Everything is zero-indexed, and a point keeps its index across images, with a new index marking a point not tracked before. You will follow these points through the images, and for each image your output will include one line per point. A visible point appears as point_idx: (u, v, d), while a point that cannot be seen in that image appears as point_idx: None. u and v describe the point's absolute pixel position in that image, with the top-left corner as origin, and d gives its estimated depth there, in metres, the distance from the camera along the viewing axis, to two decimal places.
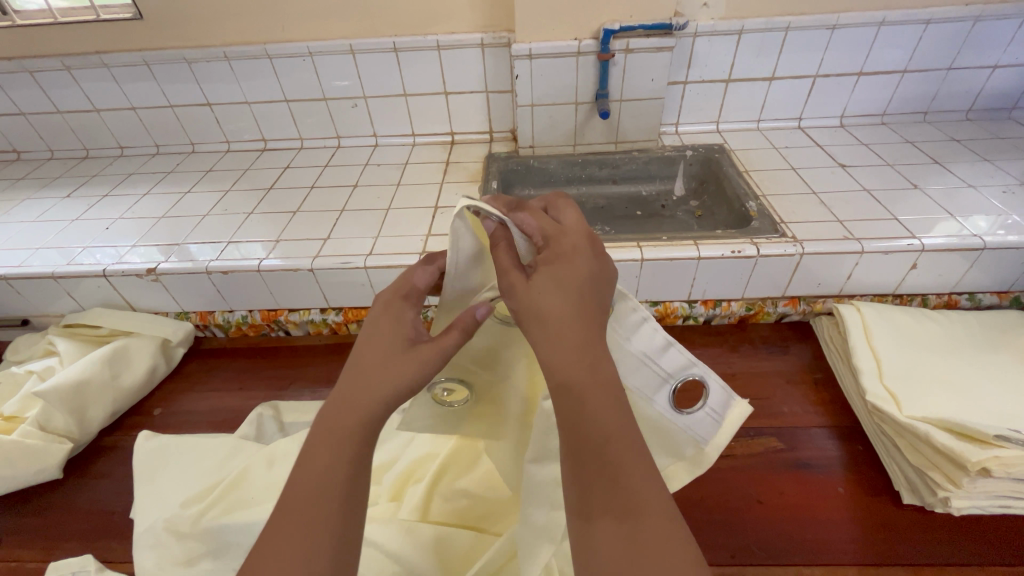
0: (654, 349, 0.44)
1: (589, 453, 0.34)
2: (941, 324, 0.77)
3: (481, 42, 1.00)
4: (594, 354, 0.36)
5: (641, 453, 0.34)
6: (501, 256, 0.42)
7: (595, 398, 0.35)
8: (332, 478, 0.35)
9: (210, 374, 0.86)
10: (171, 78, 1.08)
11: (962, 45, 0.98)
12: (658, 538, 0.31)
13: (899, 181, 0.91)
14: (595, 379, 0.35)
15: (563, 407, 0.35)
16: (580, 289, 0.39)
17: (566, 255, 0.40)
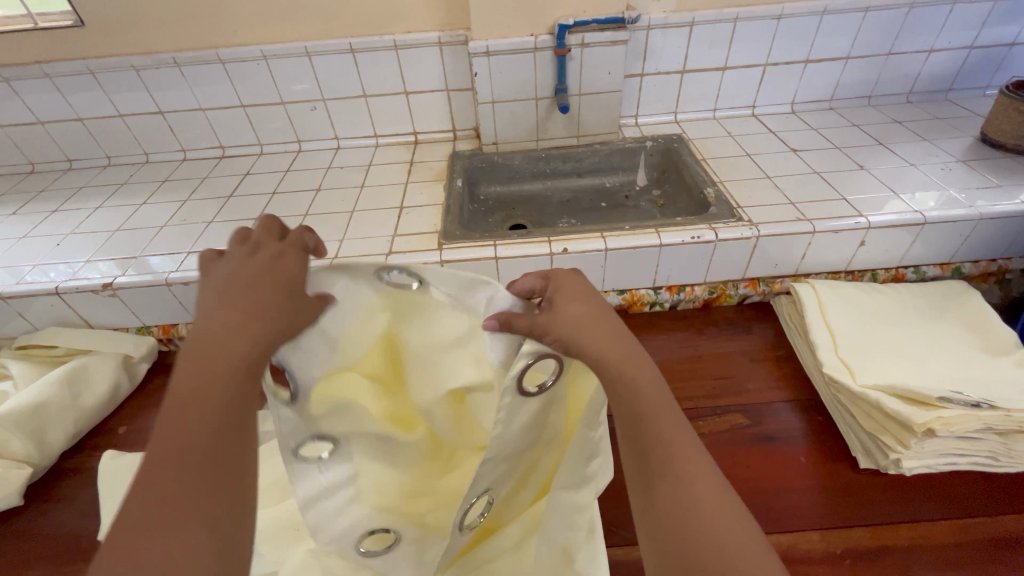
0: None
1: (645, 442, 0.37)
2: (890, 296, 0.81)
3: (439, 41, 1.00)
4: (625, 346, 0.41)
5: (682, 426, 0.38)
6: (517, 320, 0.41)
7: (645, 390, 0.39)
8: (195, 438, 0.32)
9: None
10: (120, 87, 1.04)
11: (899, 32, 1.03)
12: (714, 498, 0.34)
13: (847, 163, 0.95)
14: (632, 363, 0.40)
15: (613, 393, 0.39)
16: (594, 310, 0.43)
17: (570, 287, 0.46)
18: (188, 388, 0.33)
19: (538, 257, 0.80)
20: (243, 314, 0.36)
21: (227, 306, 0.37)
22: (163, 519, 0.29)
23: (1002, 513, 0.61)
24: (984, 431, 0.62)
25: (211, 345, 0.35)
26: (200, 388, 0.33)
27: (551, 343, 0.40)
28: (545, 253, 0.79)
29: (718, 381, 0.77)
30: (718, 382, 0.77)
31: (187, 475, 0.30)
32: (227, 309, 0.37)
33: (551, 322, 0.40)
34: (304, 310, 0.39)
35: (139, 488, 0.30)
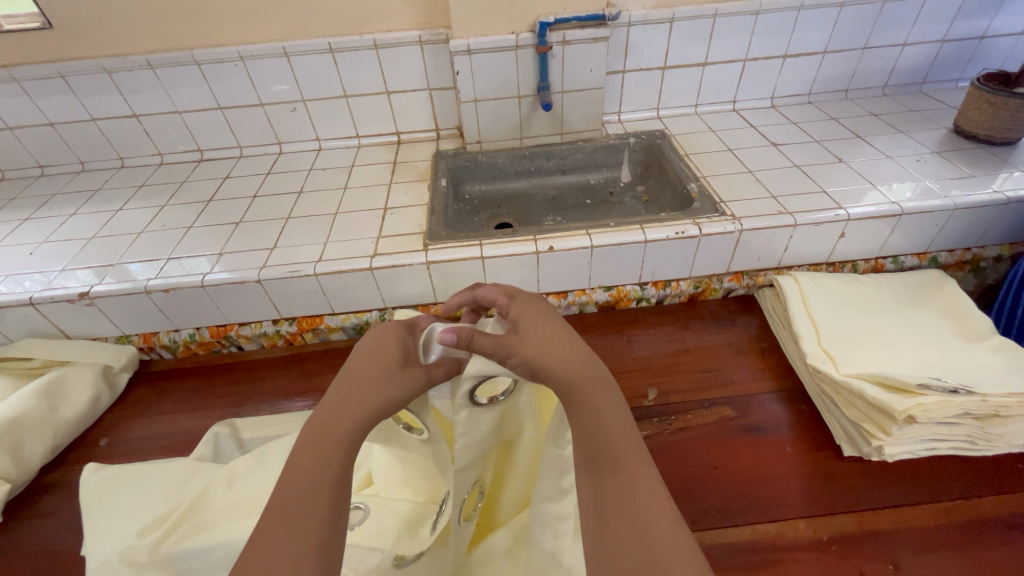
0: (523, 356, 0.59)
1: (605, 461, 0.39)
2: (869, 286, 0.83)
3: (419, 39, 0.99)
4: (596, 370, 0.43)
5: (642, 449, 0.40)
6: (482, 340, 0.44)
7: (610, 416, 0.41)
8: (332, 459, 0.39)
9: (159, 397, 0.83)
10: (92, 90, 1.02)
11: (874, 26, 1.05)
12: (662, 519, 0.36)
13: (826, 156, 0.96)
14: (600, 384, 0.42)
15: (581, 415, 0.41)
16: (553, 328, 0.47)
17: (529, 308, 0.50)
18: (330, 417, 0.41)
19: (524, 256, 0.80)
20: (385, 368, 0.45)
21: (372, 361, 0.46)
22: (295, 523, 0.35)
23: (980, 495, 0.62)
24: (961, 416, 0.63)
25: (357, 389, 0.43)
26: (340, 420, 0.41)
27: (517, 364, 0.44)
28: (531, 251, 0.79)
29: (705, 374, 0.78)
30: (705, 376, 0.78)
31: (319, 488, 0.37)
32: (373, 364, 0.46)
33: (514, 344, 0.44)
34: (436, 371, 0.47)
35: (284, 494, 0.36)
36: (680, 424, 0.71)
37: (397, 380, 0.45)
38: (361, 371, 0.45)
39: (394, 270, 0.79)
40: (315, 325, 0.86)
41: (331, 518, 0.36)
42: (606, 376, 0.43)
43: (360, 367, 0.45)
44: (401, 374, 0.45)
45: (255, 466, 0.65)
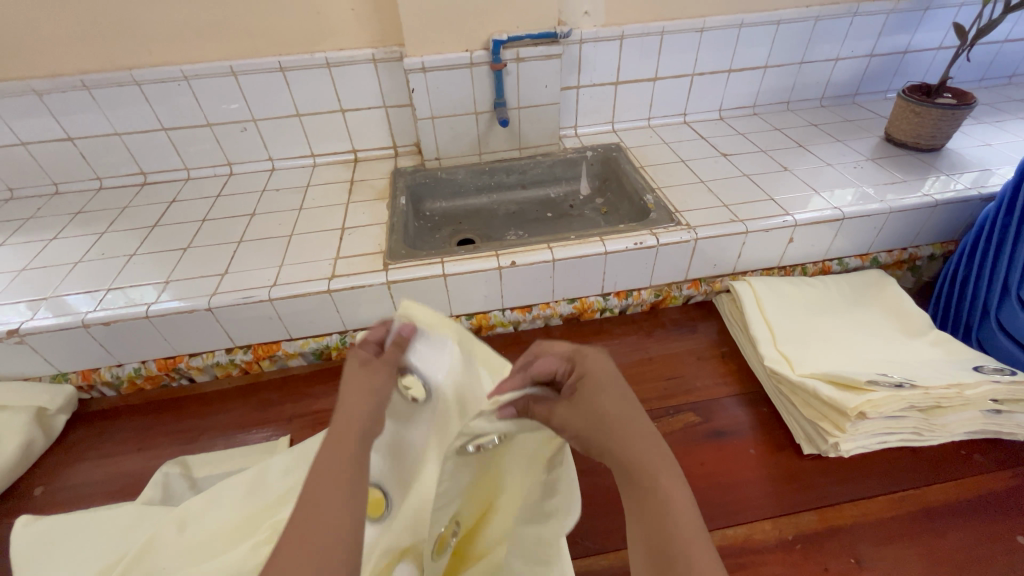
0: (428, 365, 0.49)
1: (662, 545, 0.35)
2: (819, 287, 0.86)
3: (373, 57, 0.99)
4: (659, 454, 0.40)
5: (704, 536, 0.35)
6: (538, 411, 0.47)
7: (677, 505, 0.37)
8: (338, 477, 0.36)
9: (103, 438, 0.77)
10: (20, 113, 0.96)
11: (809, 42, 1.11)
12: None
13: (772, 165, 1.01)
14: (664, 465, 0.39)
15: (644, 500, 0.38)
16: (607, 400, 0.45)
17: (587, 371, 0.47)
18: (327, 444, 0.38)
19: (487, 272, 0.79)
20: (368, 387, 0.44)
21: (353, 384, 0.44)
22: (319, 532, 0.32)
23: (929, 483, 0.65)
24: (908, 409, 0.67)
25: (344, 418, 0.41)
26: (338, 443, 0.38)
27: (569, 436, 0.46)
28: (494, 267, 0.79)
29: (669, 381, 0.79)
30: (669, 383, 0.79)
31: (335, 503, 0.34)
32: (349, 383, 0.45)
33: (556, 412, 0.46)
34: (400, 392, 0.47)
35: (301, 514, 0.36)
36: None
37: (371, 383, 0.44)
38: (343, 392, 0.44)
39: (353, 292, 0.77)
40: (272, 352, 0.82)
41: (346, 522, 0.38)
42: (671, 458, 0.40)
43: (344, 395, 0.44)
44: (370, 371, 0.45)
45: (209, 506, 0.61)
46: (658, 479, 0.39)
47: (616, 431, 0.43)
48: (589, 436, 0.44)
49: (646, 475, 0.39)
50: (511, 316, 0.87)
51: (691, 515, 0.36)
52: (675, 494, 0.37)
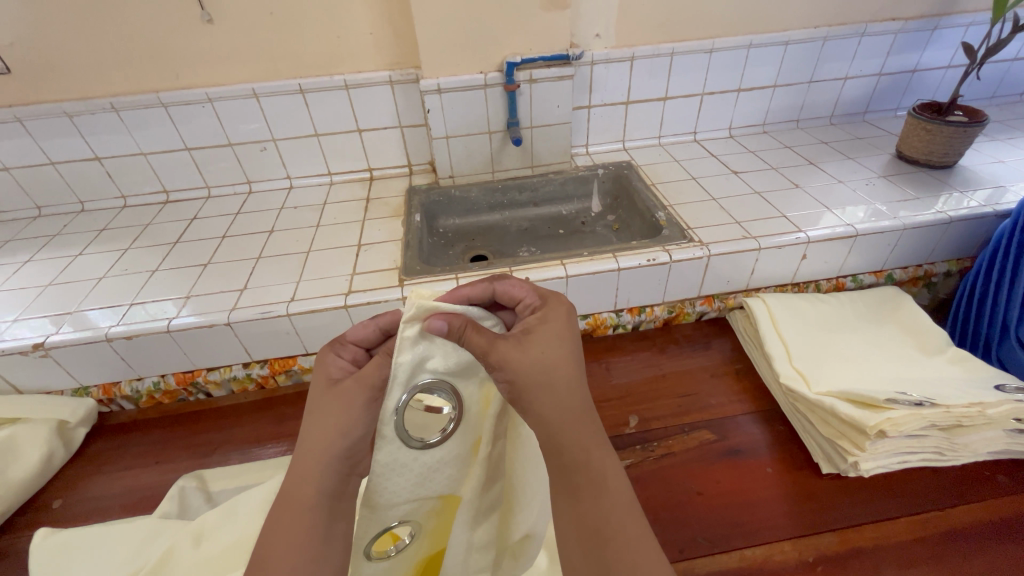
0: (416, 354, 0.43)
1: (599, 520, 0.40)
2: (833, 304, 0.86)
3: (390, 79, 1.02)
4: (588, 427, 0.43)
5: (631, 502, 0.41)
6: (476, 341, 0.43)
7: (609, 478, 0.41)
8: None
9: (120, 452, 0.78)
10: (51, 134, 0.99)
11: (818, 61, 1.13)
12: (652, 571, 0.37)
13: (783, 182, 1.01)
14: (595, 439, 0.42)
15: (579, 476, 0.41)
16: (561, 361, 0.43)
17: (547, 321, 0.46)
18: (269, 530, 0.41)
19: None
20: (315, 451, 0.43)
21: (311, 425, 0.44)
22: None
23: (952, 505, 0.64)
24: (928, 428, 0.66)
25: (291, 500, 0.42)
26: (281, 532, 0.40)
27: (498, 374, 0.43)
28: None
29: (684, 399, 0.79)
30: (683, 401, 0.78)
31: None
32: (312, 417, 0.44)
33: (512, 356, 0.42)
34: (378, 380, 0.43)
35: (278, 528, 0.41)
36: (662, 450, 0.72)
37: (331, 411, 0.43)
38: (307, 422, 0.44)
39: (369, 307, 0.78)
40: (288, 367, 0.83)
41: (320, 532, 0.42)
42: (598, 429, 0.43)
43: (297, 450, 0.44)
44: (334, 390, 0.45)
45: (224, 520, 0.61)
46: (591, 454, 0.42)
47: (564, 412, 0.42)
48: (533, 395, 0.42)
49: (581, 451, 0.42)
50: None
51: (618, 486, 0.41)
52: (612, 486, 0.41)
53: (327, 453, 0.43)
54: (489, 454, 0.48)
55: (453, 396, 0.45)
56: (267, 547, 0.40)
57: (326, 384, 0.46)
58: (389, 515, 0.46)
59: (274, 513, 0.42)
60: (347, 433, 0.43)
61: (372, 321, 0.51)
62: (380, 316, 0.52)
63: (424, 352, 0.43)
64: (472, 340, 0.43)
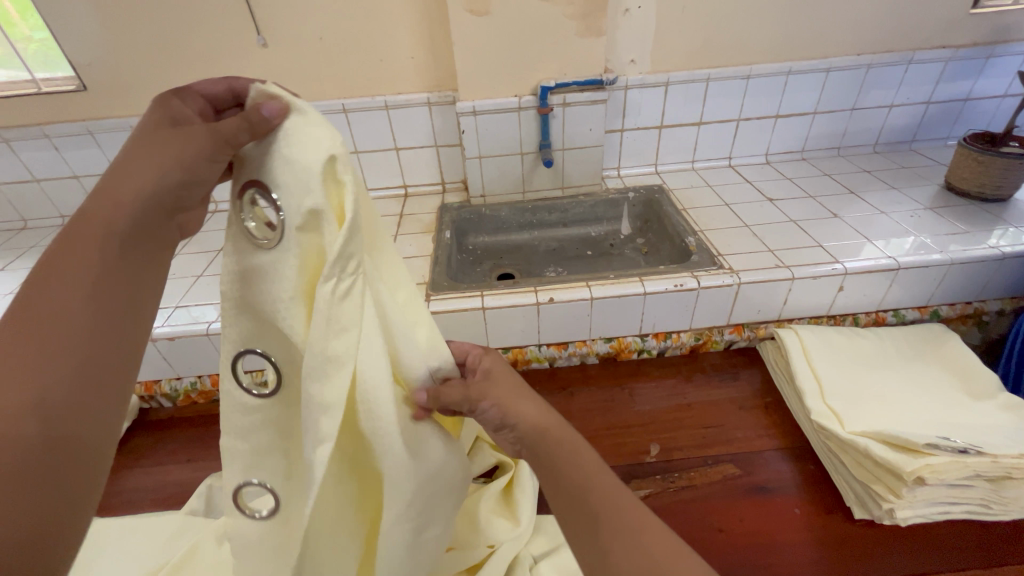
0: (279, 134, 0.37)
1: (578, 502, 0.39)
2: (871, 340, 0.82)
3: (428, 101, 1.05)
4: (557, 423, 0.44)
5: (608, 474, 0.40)
6: (453, 393, 0.43)
7: (579, 456, 0.41)
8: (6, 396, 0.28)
9: (156, 447, 0.82)
10: (117, 145, 1.08)
11: (861, 89, 1.10)
12: (645, 524, 0.37)
13: (821, 211, 0.98)
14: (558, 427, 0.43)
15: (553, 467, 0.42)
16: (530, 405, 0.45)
17: (493, 365, 0.48)
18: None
19: (525, 307, 0.80)
20: (102, 224, 0.35)
21: (99, 193, 0.36)
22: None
23: (1002, 564, 0.59)
24: (974, 478, 0.62)
25: (49, 298, 0.32)
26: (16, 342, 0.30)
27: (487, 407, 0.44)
28: (532, 302, 0.80)
29: (708, 430, 0.77)
30: (707, 432, 0.76)
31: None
32: (118, 162, 0.37)
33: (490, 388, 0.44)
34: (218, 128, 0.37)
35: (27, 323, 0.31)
36: (684, 482, 0.70)
37: (152, 157, 0.37)
38: (112, 167, 0.36)
39: None
40: None
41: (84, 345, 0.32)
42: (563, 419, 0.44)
43: (58, 241, 0.35)
44: (172, 134, 0.38)
45: None
46: (559, 440, 0.43)
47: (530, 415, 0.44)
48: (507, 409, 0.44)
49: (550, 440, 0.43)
50: (547, 351, 0.87)
51: (592, 462, 0.41)
52: (611, 525, 0.37)
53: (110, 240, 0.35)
54: (331, 284, 0.36)
55: (280, 195, 0.36)
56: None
57: (167, 123, 0.38)
58: (240, 322, 0.40)
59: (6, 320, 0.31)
60: (158, 185, 0.37)
61: (224, 78, 0.43)
62: (239, 79, 0.43)
63: (284, 125, 0.37)
64: (449, 391, 0.43)
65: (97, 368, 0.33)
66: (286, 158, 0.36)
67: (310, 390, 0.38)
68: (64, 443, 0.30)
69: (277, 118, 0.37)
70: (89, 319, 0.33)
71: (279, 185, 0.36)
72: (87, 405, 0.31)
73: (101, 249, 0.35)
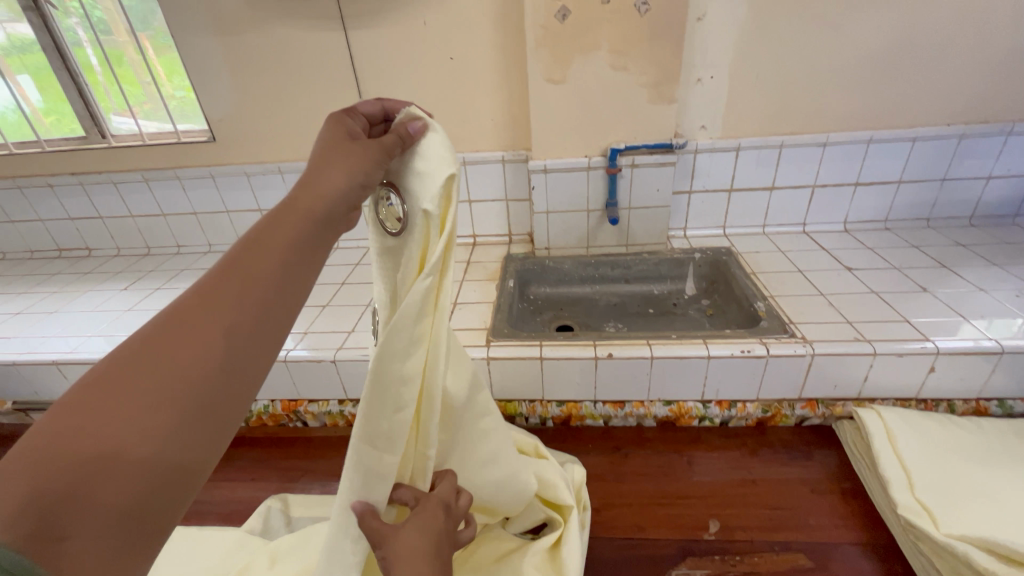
0: (422, 147, 0.44)
1: None
2: (970, 430, 0.74)
3: (502, 158, 1.13)
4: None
5: None
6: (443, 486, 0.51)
7: None
8: (194, 350, 0.31)
9: (226, 464, 0.88)
10: (231, 187, 1.23)
11: (952, 159, 1.05)
12: None
13: (908, 284, 0.92)
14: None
15: None
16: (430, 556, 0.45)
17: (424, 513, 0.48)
18: (198, 299, 0.33)
19: (583, 360, 0.80)
20: (306, 206, 0.39)
21: (306, 185, 0.40)
22: (122, 431, 0.27)
23: None
24: None
25: (252, 255, 0.36)
26: (210, 306, 0.33)
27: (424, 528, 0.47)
28: (590, 356, 0.80)
29: (775, 512, 0.71)
30: (774, 514, 0.70)
31: (179, 385, 0.29)
32: (323, 159, 0.41)
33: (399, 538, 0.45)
34: (384, 142, 0.43)
35: (234, 273, 0.35)
36: (745, 568, 0.64)
37: (339, 162, 0.41)
38: (312, 168, 0.41)
39: None
40: None
41: (270, 306, 0.35)
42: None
43: (265, 222, 0.38)
44: (352, 146, 0.42)
45: (298, 547, 0.65)
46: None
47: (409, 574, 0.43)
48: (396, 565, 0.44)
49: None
50: (602, 409, 0.86)
51: None
52: None
53: (295, 231, 0.38)
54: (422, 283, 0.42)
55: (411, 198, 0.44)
56: (177, 320, 0.32)
57: (342, 137, 0.42)
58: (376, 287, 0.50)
59: (207, 286, 0.34)
60: (350, 186, 0.41)
61: (378, 100, 0.48)
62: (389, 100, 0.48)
63: (421, 144, 0.44)
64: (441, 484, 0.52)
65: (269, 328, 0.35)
66: (420, 166, 0.43)
67: (391, 368, 0.43)
68: (228, 388, 0.32)
69: (419, 136, 0.44)
70: (266, 300, 0.35)
71: (412, 192, 0.44)
72: (250, 363, 0.33)
73: (292, 235, 0.38)
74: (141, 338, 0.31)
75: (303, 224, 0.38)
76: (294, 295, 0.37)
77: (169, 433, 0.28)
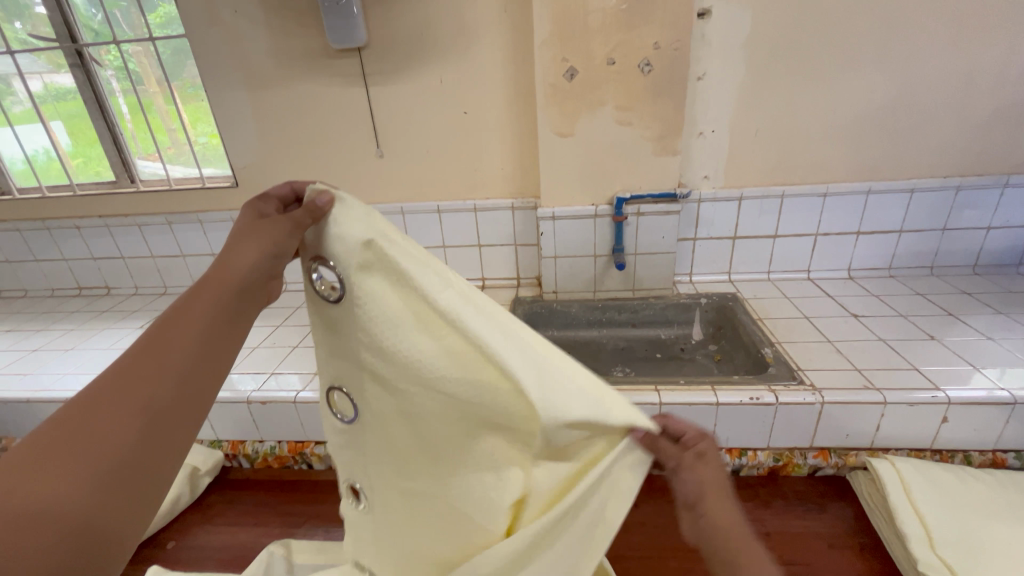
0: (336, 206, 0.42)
1: None
2: (988, 483, 0.72)
3: (512, 206, 1.17)
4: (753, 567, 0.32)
5: None
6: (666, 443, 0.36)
7: None
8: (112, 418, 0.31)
9: (230, 506, 0.87)
10: None
11: (951, 210, 1.08)
12: None
13: (916, 332, 0.92)
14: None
15: None
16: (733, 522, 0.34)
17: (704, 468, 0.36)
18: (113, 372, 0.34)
19: None
20: (225, 277, 0.41)
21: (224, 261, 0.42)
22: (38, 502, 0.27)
23: None
24: None
25: (174, 327, 0.37)
26: (129, 376, 0.33)
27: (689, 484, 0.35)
28: None
29: (791, 567, 0.68)
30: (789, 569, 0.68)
31: (96, 452, 0.30)
32: (237, 236, 0.43)
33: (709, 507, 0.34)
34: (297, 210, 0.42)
35: (155, 345, 0.36)
36: None
37: (255, 233, 0.43)
38: (224, 249, 0.43)
39: None
40: None
41: (197, 371, 0.36)
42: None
43: (184, 298, 0.39)
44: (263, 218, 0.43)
45: None
46: None
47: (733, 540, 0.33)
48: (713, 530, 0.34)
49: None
50: None
51: None
52: None
53: (215, 305, 0.39)
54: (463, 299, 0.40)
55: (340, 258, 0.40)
56: (93, 396, 0.32)
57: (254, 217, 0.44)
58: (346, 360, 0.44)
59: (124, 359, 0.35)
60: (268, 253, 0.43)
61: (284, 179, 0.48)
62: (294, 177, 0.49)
63: (334, 213, 0.41)
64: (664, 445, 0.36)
65: (194, 392, 0.36)
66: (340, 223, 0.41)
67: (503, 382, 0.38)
68: (152, 452, 0.32)
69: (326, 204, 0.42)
70: (188, 366, 0.36)
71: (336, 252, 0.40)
72: (175, 426, 0.34)
73: (214, 305, 0.39)
74: (60, 410, 0.31)
75: (223, 293, 0.40)
76: (220, 356, 0.38)
77: (94, 500, 0.29)
